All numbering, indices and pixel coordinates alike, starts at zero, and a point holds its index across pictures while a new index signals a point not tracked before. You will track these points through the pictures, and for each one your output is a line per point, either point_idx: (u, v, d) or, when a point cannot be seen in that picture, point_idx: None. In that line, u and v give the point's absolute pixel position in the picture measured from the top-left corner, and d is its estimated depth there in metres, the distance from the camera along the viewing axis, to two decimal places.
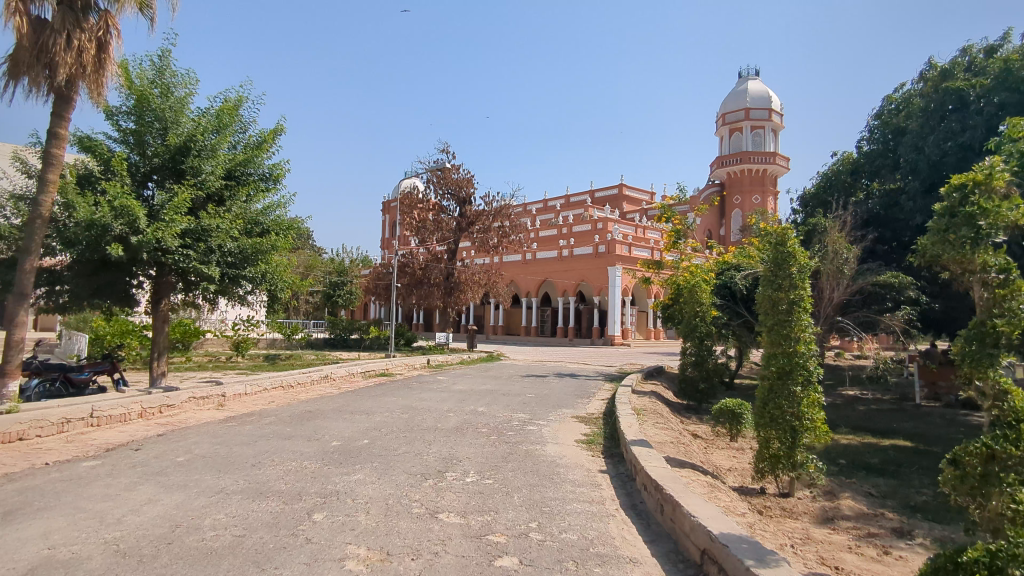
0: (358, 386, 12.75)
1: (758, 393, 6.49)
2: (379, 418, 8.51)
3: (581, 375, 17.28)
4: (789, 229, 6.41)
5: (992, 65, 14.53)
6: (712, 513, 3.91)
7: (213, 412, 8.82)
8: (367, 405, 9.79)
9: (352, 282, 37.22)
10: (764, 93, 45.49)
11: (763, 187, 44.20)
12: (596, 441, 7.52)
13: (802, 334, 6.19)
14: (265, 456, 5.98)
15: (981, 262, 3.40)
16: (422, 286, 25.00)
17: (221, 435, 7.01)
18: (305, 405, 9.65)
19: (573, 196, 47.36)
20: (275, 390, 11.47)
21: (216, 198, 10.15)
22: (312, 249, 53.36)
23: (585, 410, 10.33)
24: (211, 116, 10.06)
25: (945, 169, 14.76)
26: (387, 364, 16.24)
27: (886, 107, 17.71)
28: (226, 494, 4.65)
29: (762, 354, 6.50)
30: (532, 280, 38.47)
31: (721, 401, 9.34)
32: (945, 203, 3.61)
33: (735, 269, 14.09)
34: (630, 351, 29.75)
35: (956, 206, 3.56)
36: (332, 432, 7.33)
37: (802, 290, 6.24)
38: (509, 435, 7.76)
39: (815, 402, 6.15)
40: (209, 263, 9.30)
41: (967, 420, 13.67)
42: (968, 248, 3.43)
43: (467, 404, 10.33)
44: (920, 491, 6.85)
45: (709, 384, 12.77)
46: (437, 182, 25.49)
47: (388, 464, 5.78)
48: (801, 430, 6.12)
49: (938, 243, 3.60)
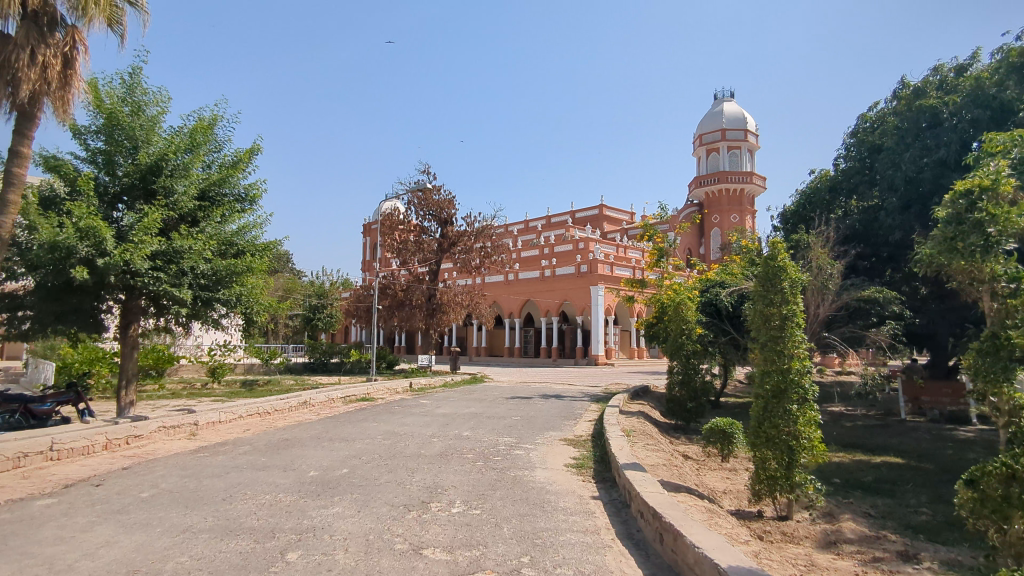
0: (338, 412, 12.36)
1: (753, 411, 6.31)
2: (360, 446, 8.16)
3: (567, 396, 17.04)
4: (779, 243, 6.28)
5: (963, 83, 14.80)
6: (716, 544, 3.68)
7: (184, 442, 8.40)
8: (347, 431, 9.43)
9: (332, 305, 36.75)
10: (740, 114, 46.27)
11: (740, 207, 44.98)
12: (586, 464, 7.26)
13: (796, 350, 6.03)
14: (237, 489, 5.63)
15: (995, 269, 4.29)
16: (403, 307, 24.65)
17: (191, 467, 6.62)
18: (282, 433, 9.26)
19: (554, 217, 47.47)
20: (250, 417, 11.04)
21: (189, 220, 9.82)
22: (291, 273, 52.77)
23: (573, 432, 10.07)
24: (184, 135, 9.78)
25: (922, 185, 14.90)
26: (368, 388, 15.83)
27: (862, 125, 17.93)
28: (193, 533, 4.31)
29: (756, 372, 6.33)
30: (515, 301, 38.27)
31: (711, 420, 9.20)
32: (959, 209, 4.67)
33: (720, 286, 13.93)
34: (614, 371, 29.61)
35: (967, 213, 4.60)
36: (310, 461, 6.98)
37: (794, 304, 6.09)
38: (496, 460, 7.47)
39: (812, 419, 5.98)
40: (181, 286, 8.94)
41: (953, 435, 13.66)
42: (982, 253, 4.41)
43: (451, 428, 10.00)
44: (919, 511, 6.68)
45: (698, 403, 12.56)
46: (418, 203, 25.29)
47: (369, 496, 5.46)
48: (798, 450, 5.93)
49: (956, 248, 4.60)
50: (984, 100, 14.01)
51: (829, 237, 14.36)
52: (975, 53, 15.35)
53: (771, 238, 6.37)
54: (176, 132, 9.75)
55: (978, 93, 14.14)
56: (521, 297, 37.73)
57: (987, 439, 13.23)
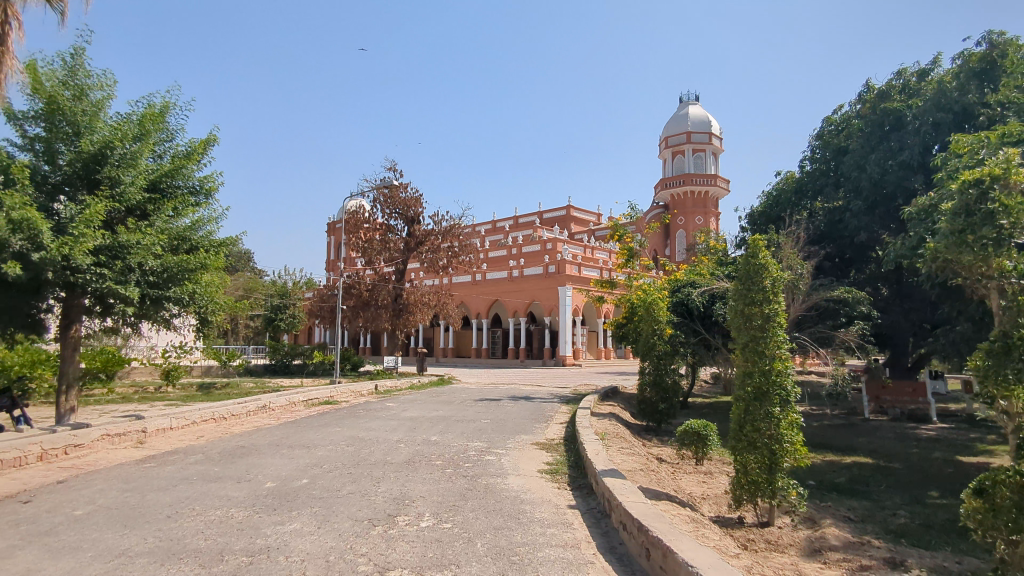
0: (299, 416, 11.82)
1: (734, 413, 6.13)
2: (321, 453, 7.71)
3: (536, 397, 16.75)
4: (759, 241, 6.11)
5: (926, 87, 15.04)
6: (710, 561, 3.40)
7: (129, 451, 7.80)
8: (308, 438, 8.94)
9: (295, 305, 35.79)
10: (705, 118, 46.83)
11: (705, 208, 45.28)
12: (560, 470, 6.96)
13: (778, 350, 5.87)
14: (184, 504, 5.15)
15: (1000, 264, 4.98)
16: (369, 308, 24.05)
17: (134, 480, 6.09)
18: (238, 440, 8.71)
19: (522, 217, 47.26)
20: (205, 423, 10.42)
21: (137, 213, 9.20)
22: (253, 271, 51.43)
23: (545, 435, 9.77)
24: (132, 122, 9.19)
25: (886, 187, 15.07)
26: (331, 391, 15.27)
27: (826, 128, 18.08)
28: (130, 558, 3.86)
29: (737, 373, 6.14)
30: (482, 301, 37.87)
31: (685, 423, 9.03)
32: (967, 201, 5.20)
33: (691, 284, 13.70)
34: (583, 372, 29.50)
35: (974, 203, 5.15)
36: (267, 471, 6.53)
37: (776, 303, 5.92)
38: (467, 466, 7.12)
39: (793, 422, 5.81)
40: (127, 283, 8.34)
41: (916, 434, 13.85)
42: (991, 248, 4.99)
43: (418, 433, 9.61)
44: (897, 514, 6.58)
45: (669, 404, 12.39)
46: (384, 201, 24.68)
47: (331, 509, 5.06)
48: (781, 454, 5.75)
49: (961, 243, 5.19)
50: (947, 103, 14.27)
51: (799, 237, 14.35)
52: (936, 57, 15.65)
53: (750, 236, 6.21)
54: (124, 119, 9.14)
55: (941, 96, 14.40)
56: (489, 298, 37.37)
57: (949, 437, 13.43)
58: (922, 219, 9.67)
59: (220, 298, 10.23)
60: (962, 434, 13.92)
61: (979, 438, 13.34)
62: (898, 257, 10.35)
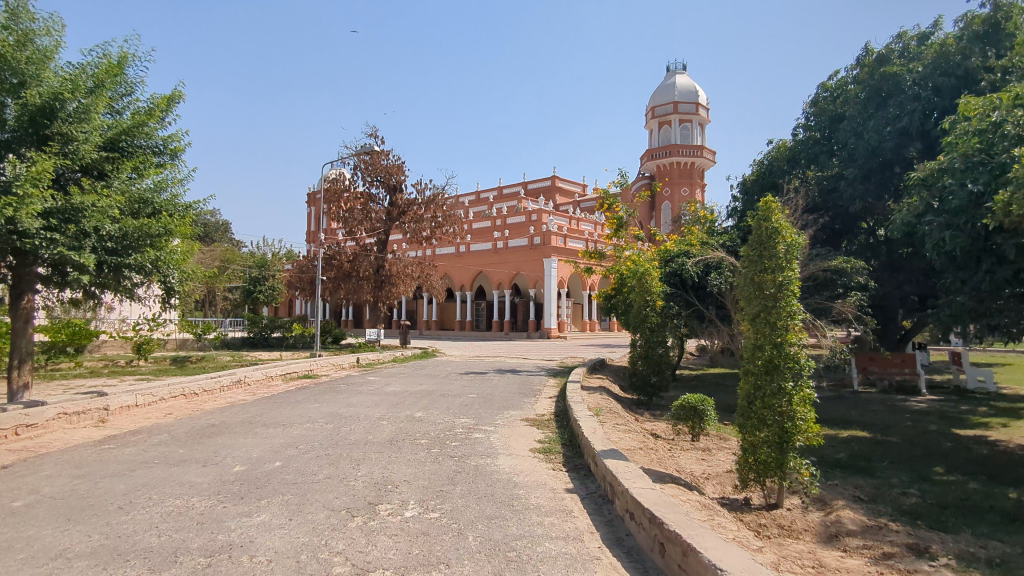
0: (276, 392, 11.28)
1: (741, 388, 5.73)
2: (297, 432, 7.19)
3: (523, 371, 16.33)
4: (772, 203, 5.69)
5: (927, 50, 14.56)
6: (741, 562, 2.96)
7: (88, 431, 7.22)
8: (284, 415, 8.42)
9: (274, 277, 34.93)
10: (692, 87, 46.11)
11: (691, 179, 44.84)
12: (553, 449, 6.53)
13: (791, 321, 5.45)
14: (139, 493, 4.62)
15: None
16: (350, 279, 23.37)
17: (88, 464, 5.54)
18: (209, 418, 8.16)
19: (506, 188, 46.47)
20: (174, 400, 9.82)
21: (94, 172, 8.47)
22: (231, 242, 50.27)
23: (534, 411, 9.35)
24: (85, 74, 8.40)
25: (885, 154, 14.64)
26: (311, 365, 14.72)
27: (821, 95, 17.54)
28: (67, 560, 3.33)
29: (746, 346, 5.73)
30: (466, 273, 37.26)
31: (681, 397, 8.68)
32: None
33: (685, 254, 13.16)
34: (569, 344, 29.17)
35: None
36: (238, 453, 6.01)
37: (790, 271, 5.49)
38: (454, 445, 6.65)
39: (806, 398, 5.39)
40: (82, 249, 7.65)
41: (908, 406, 13.69)
42: None
43: (401, 409, 9.12)
44: (907, 493, 6.26)
45: (661, 377, 12.01)
46: (365, 168, 23.81)
47: (305, 497, 4.57)
48: (793, 432, 5.34)
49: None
50: (949, 67, 13.84)
51: (796, 205, 13.90)
52: (937, 21, 15.15)
53: (763, 198, 5.78)
54: (76, 70, 8.34)
55: (942, 60, 13.95)
56: (473, 270, 36.77)
57: (941, 409, 13.27)
58: (931, 186, 9.30)
59: (188, 266, 9.58)
60: (953, 406, 13.77)
61: (970, 410, 13.20)
62: (901, 226, 9.94)
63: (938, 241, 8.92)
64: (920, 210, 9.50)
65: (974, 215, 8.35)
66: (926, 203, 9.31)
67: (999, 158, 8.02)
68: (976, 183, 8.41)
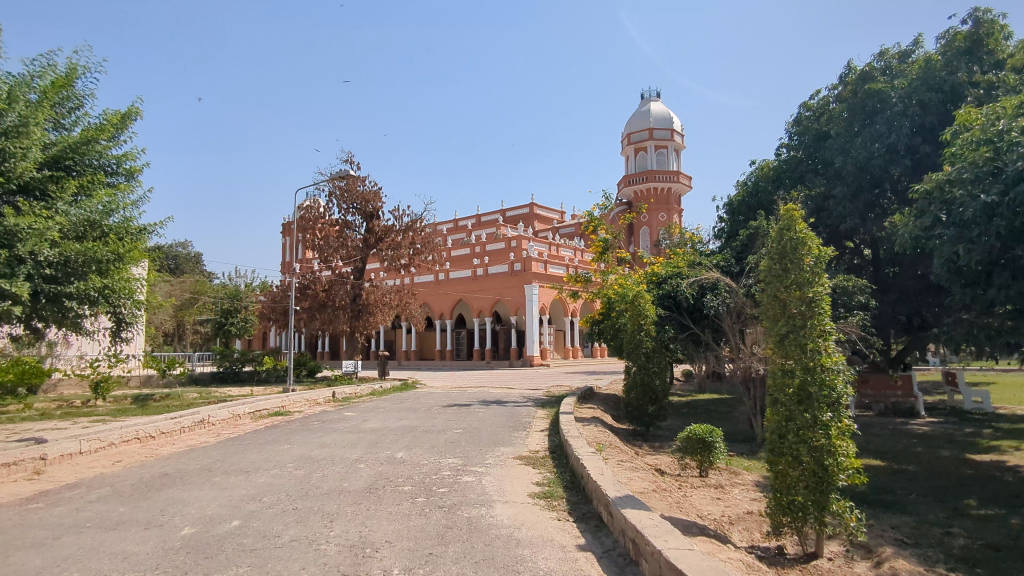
0: (242, 432, 10.32)
1: (769, 419, 5.07)
2: (263, 481, 6.32)
3: (509, 401, 15.51)
4: (795, 211, 5.14)
5: (912, 67, 14.41)
6: None
7: (18, 486, 6.29)
8: (250, 461, 7.51)
9: (247, 309, 33.70)
10: (667, 114, 46.49)
11: (668, 205, 44.87)
12: (555, 494, 5.78)
13: (824, 342, 4.83)
14: (58, 571, 3.74)
15: None
16: (325, 309, 22.42)
17: (5, 531, 4.62)
18: (162, 467, 7.22)
19: (484, 216, 46.01)
20: (126, 444, 8.85)
21: (35, 193, 7.64)
22: (202, 274, 48.84)
23: (527, 447, 8.58)
24: (26, 87, 7.66)
25: (873, 170, 14.29)
26: (282, 401, 13.72)
27: (803, 114, 17.33)
28: None
29: (772, 372, 5.09)
30: (446, 301, 36.42)
31: (686, 428, 8.03)
32: None
33: (678, 275, 12.53)
34: (554, 372, 28.43)
35: None
36: (190, 510, 5.13)
37: (821, 285, 4.91)
38: (443, 492, 5.85)
39: (847, 431, 4.73)
40: (13, 277, 6.77)
41: (910, 430, 13.19)
42: None
43: (381, 449, 8.26)
44: (951, 533, 5.65)
45: (659, 406, 11.32)
46: (341, 194, 23.03)
47: (263, 569, 3.74)
48: (834, 471, 4.66)
49: None
50: (935, 83, 13.65)
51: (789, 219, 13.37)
52: (919, 38, 15.09)
53: (784, 205, 5.24)
54: (18, 82, 7.63)
55: (929, 75, 13.75)
56: (453, 297, 35.96)
57: (945, 433, 12.76)
58: (937, 197, 8.88)
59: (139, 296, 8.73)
60: (956, 428, 13.29)
61: (976, 432, 12.74)
62: (909, 241, 9.45)
63: (950, 254, 8.43)
64: (929, 224, 9.04)
65: (989, 226, 7.89)
66: (933, 217, 8.88)
67: (1012, 166, 7.57)
68: (990, 193, 7.93)
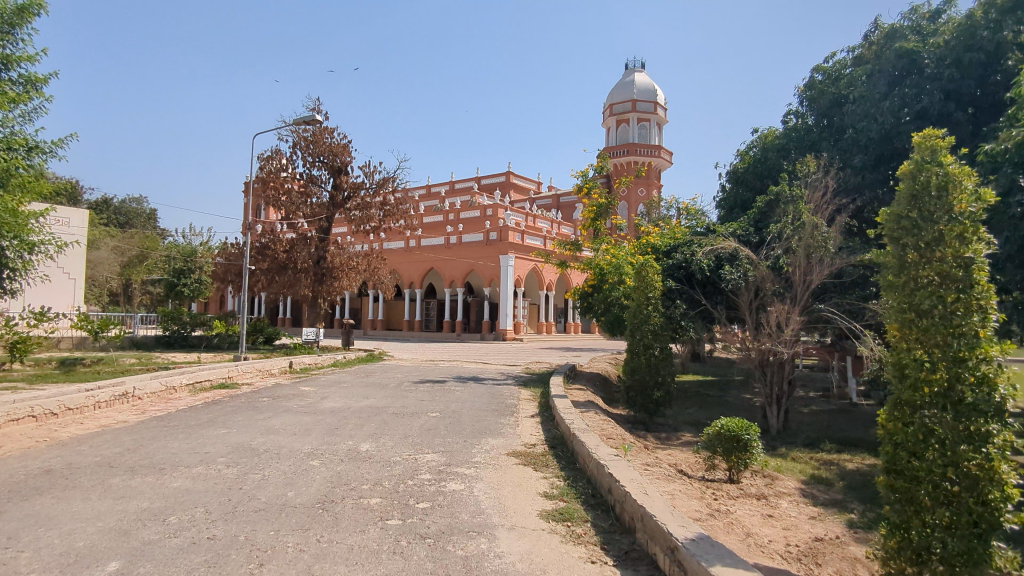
0: (173, 409, 8.55)
1: (888, 424, 3.68)
2: (178, 485, 4.67)
3: (488, 378, 13.96)
4: (934, 143, 3.71)
5: (946, 26, 12.98)
6: None
7: None
8: (169, 452, 5.80)
9: (201, 270, 31.27)
10: (650, 86, 44.94)
11: (647, 180, 43.56)
12: (579, 515, 4.32)
13: (981, 325, 3.39)
14: None
15: None
16: (285, 272, 20.50)
17: None
18: (47, 458, 5.45)
19: (458, 182, 43.96)
20: (16, 424, 7.02)
21: None
22: (150, 230, 45.50)
23: (521, 439, 7.06)
24: None
25: (898, 139, 12.87)
26: (229, 371, 11.88)
27: (817, 78, 15.98)
28: None
29: (893, 364, 3.69)
30: (417, 269, 34.55)
31: (715, 422, 6.63)
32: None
33: (690, 244, 11.08)
34: (529, 347, 27.08)
35: None
36: (51, 541, 3.46)
37: (976, 247, 3.48)
38: (424, 510, 4.28)
39: (1011, 449, 3.31)
40: None
41: None
42: None
43: (340, 438, 6.66)
44: None
45: (665, 392, 9.91)
46: (306, 146, 20.86)
47: None
48: (998, 506, 3.26)
49: None
50: (974, 42, 12.19)
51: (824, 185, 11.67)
52: None
53: (919, 135, 3.80)
54: None
55: (967, 33, 12.32)
56: (425, 265, 34.11)
57: None
58: (1013, 158, 7.50)
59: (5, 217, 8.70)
60: None
61: None
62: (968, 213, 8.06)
63: None
64: (1003, 189, 7.66)
65: None
66: (1007, 182, 7.63)
67: None
68: None
